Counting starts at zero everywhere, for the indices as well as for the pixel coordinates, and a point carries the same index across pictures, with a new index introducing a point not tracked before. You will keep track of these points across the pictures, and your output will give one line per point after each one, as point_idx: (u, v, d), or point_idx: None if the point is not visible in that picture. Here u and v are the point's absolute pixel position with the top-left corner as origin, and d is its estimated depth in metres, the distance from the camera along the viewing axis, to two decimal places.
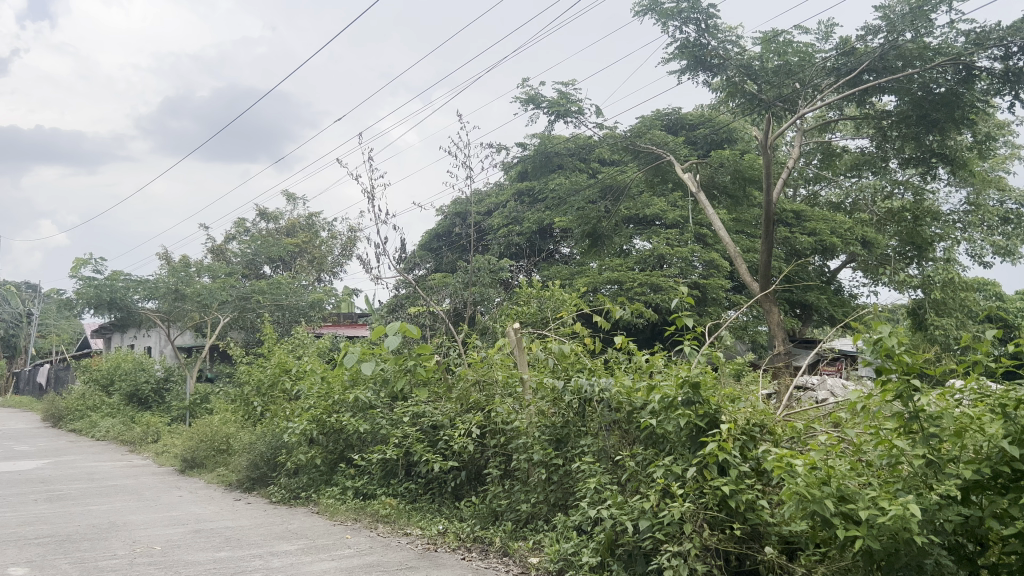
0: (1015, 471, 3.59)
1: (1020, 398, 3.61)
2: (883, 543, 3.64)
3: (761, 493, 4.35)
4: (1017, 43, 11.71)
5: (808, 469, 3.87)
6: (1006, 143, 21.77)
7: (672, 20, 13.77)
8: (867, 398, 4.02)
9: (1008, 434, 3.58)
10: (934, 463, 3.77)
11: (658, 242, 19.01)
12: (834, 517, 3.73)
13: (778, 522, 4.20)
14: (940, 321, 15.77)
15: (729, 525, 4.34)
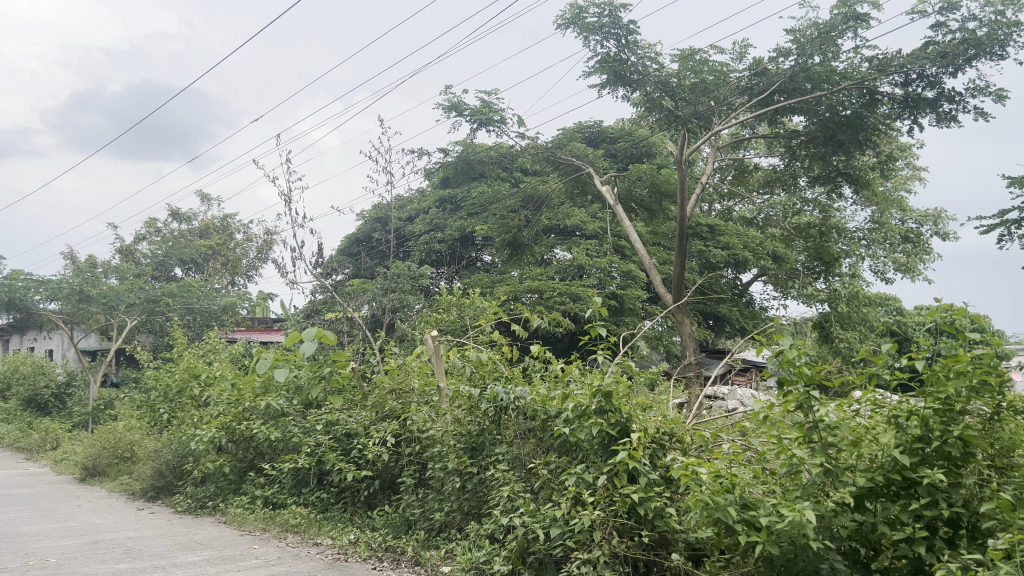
0: (906, 479, 3.80)
1: (910, 409, 3.82)
2: (782, 548, 3.77)
3: (669, 500, 4.44)
4: (915, 71, 12.46)
5: (712, 477, 3.98)
6: (908, 165, 22.84)
7: (594, 34, 13.98)
8: (770, 408, 4.15)
9: (900, 443, 3.79)
10: (831, 472, 3.93)
11: (578, 252, 19.31)
12: (736, 524, 3.85)
13: (685, 530, 4.30)
14: (845, 335, 16.39)
15: (637, 532, 4.41)
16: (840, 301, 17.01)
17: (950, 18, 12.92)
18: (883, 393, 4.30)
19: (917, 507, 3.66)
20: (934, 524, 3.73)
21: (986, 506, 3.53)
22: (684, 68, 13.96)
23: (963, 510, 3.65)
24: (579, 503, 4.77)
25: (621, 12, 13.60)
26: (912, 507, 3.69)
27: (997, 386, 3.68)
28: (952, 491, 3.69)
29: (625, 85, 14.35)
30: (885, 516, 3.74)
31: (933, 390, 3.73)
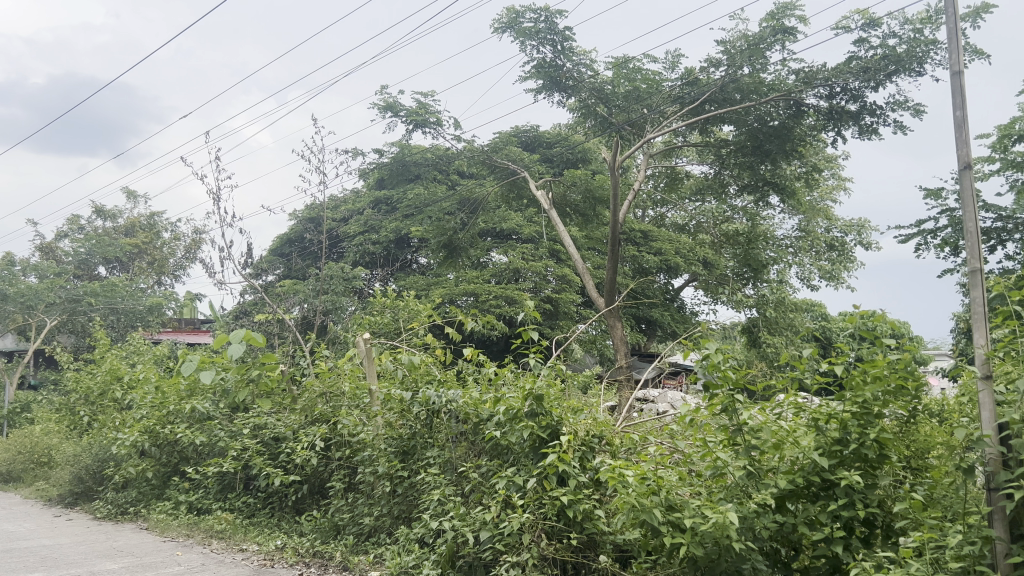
0: (824, 480, 3.91)
1: (829, 412, 3.93)
2: (707, 548, 3.83)
3: (597, 503, 4.48)
4: (840, 85, 12.89)
5: (639, 479, 4.03)
6: (834, 175, 23.56)
7: (530, 39, 14.05)
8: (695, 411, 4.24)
9: (820, 446, 3.90)
10: (754, 474, 4.03)
11: (514, 256, 19.40)
12: (662, 525, 3.90)
13: (613, 531, 4.35)
14: (772, 340, 16.80)
15: (566, 534, 4.45)
16: (768, 307, 17.41)
17: (872, 35, 13.41)
18: (803, 396, 4.43)
19: (835, 507, 3.78)
20: (851, 524, 3.86)
21: (899, 505, 3.67)
22: (618, 76, 14.14)
23: (877, 511, 3.78)
24: (509, 506, 4.78)
25: (557, 19, 13.68)
26: (830, 507, 3.80)
27: (913, 390, 3.81)
28: (868, 491, 3.81)
29: (560, 91, 14.49)
30: (804, 517, 3.85)
31: (851, 394, 3.85)
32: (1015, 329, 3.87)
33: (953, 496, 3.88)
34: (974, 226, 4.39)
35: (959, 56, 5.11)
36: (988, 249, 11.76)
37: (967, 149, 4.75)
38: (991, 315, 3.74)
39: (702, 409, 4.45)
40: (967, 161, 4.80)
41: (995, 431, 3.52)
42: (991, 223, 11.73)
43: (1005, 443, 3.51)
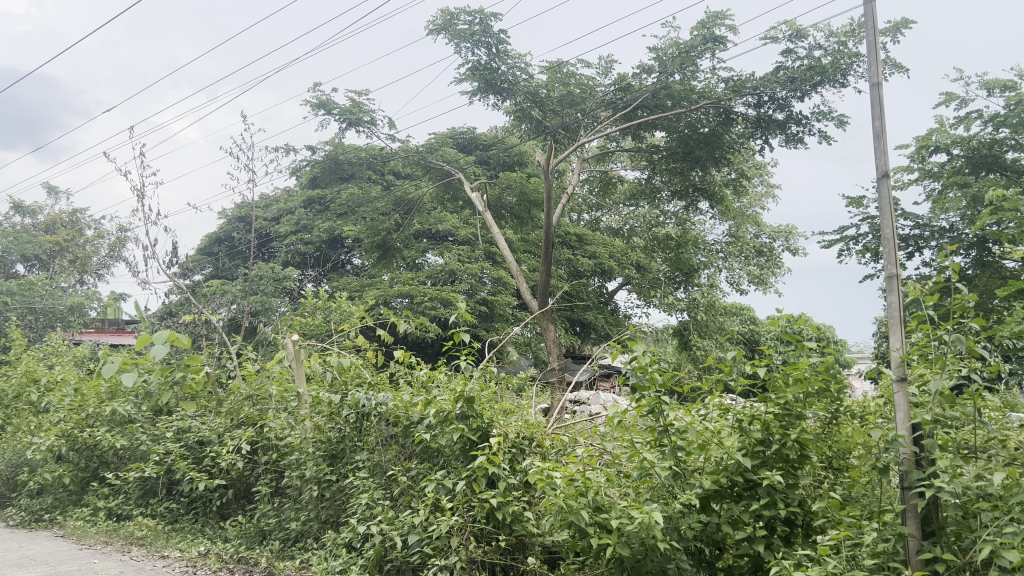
0: (748, 480, 3.98)
1: (753, 414, 4.01)
2: (633, 549, 3.87)
3: (527, 504, 4.48)
4: (767, 94, 13.21)
5: (567, 481, 4.05)
6: (763, 182, 24.10)
7: (465, 41, 14.01)
8: (623, 412, 4.27)
9: (743, 447, 3.98)
10: (680, 474, 4.08)
11: (450, 258, 19.37)
12: (589, 526, 3.92)
13: (542, 533, 4.35)
14: (703, 342, 17.02)
15: (495, 537, 4.44)
16: (698, 310, 17.44)
17: (798, 46, 13.78)
18: (729, 397, 4.51)
19: (758, 507, 3.85)
20: (774, 523, 3.93)
21: (818, 505, 3.75)
22: (552, 80, 14.19)
23: (799, 510, 3.86)
24: (438, 509, 4.74)
25: (492, 21, 13.62)
26: (753, 507, 3.87)
27: (835, 393, 3.91)
28: (789, 491, 3.89)
29: (496, 93, 14.47)
30: (727, 517, 3.92)
31: (774, 396, 3.93)
32: (929, 332, 4.01)
33: (870, 495, 3.99)
34: (891, 234, 4.53)
35: (878, 68, 5.27)
36: (907, 255, 12.16)
37: (885, 159, 4.90)
38: (906, 319, 3.86)
39: (630, 411, 4.49)
40: (885, 169, 4.96)
41: (909, 431, 3.65)
42: (909, 231, 12.15)
43: (918, 443, 3.64)
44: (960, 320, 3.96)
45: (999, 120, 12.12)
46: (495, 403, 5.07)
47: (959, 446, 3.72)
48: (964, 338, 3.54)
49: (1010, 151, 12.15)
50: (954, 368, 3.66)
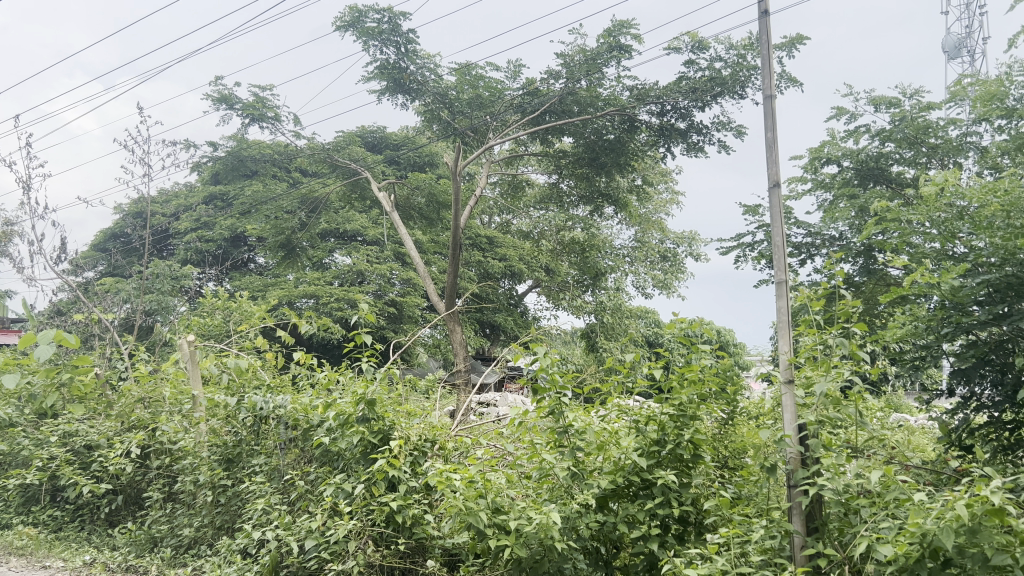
0: (643, 480, 4.07)
1: (649, 414, 4.10)
2: (531, 550, 3.89)
3: (427, 507, 4.45)
4: (670, 103, 13.52)
5: (467, 483, 4.03)
6: (668, 189, 24.65)
7: (372, 39, 13.82)
8: (524, 413, 4.28)
9: (638, 446, 4.05)
10: (578, 475, 4.13)
11: (358, 258, 19.17)
12: (488, 528, 3.91)
13: (442, 536, 4.33)
14: (609, 344, 17.27)
15: (394, 540, 4.40)
16: (605, 313, 17.63)
17: (700, 57, 14.16)
18: (628, 398, 4.60)
19: (652, 506, 3.93)
20: (667, 522, 4.02)
21: (709, 503, 3.85)
22: (460, 82, 14.15)
23: (690, 509, 3.97)
24: (336, 514, 4.66)
25: (400, 21, 13.51)
26: (647, 505, 3.96)
27: (729, 395, 4.03)
28: (682, 490, 4.00)
29: (404, 93, 14.37)
30: (623, 516, 3.99)
31: (669, 397, 4.02)
32: (814, 337, 4.18)
33: (759, 493, 4.14)
34: (781, 240, 4.71)
35: (771, 81, 5.47)
36: (799, 262, 12.68)
37: (776, 169, 5.09)
38: (794, 324, 4.01)
39: (531, 412, 4.52)
40: (776, 179, 5.15)
41: (795, 431, 3.79)
42: (801, 238, 12.67)
43: (804, 443, 3.79)
44: (843, 324, 4.14)
45: (884, 134, 12.70)
46: (397, 405, 5.03)
47: (841, 445, 3.89)
48: (845, 342, 3.70)
49: (895, 164, 12.76)
50: (836, 370, 3.83)
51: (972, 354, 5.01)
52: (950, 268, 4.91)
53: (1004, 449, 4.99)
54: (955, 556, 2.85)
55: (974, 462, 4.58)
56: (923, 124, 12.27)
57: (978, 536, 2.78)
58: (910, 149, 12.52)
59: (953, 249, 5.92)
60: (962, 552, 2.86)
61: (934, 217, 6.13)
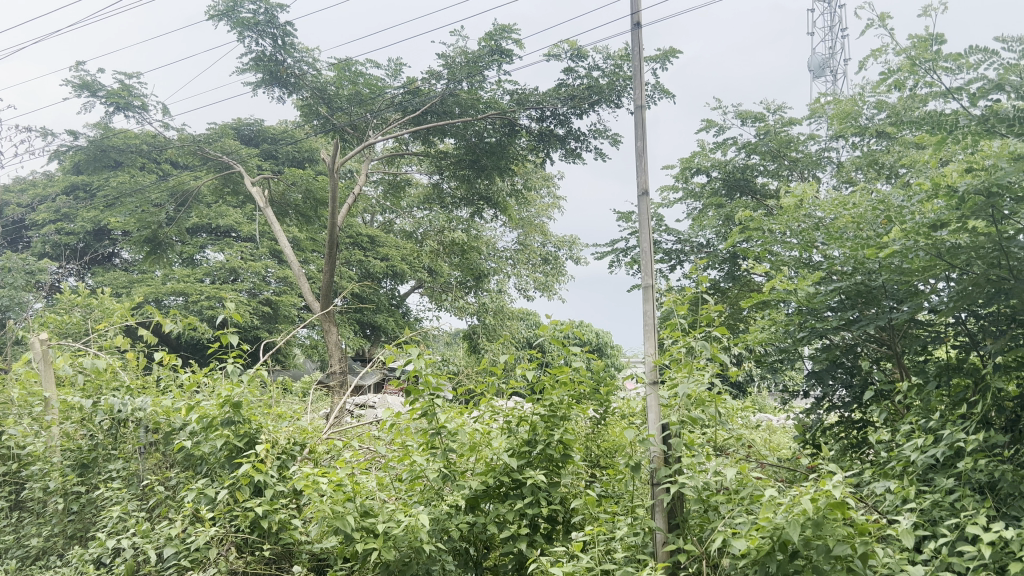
0: (514, 480, 4.10)
1: (521, 415, 4.15)
2: (400, 552, 3.85)
3: (294, 512, 4.34)
4: (549, 109, 13.72)
5: (334, 486, 3.94)
6: (550, 193, 24.96)
7: (248, 30, 13.30)
8: (396, 415, 4.23)
9: (510, 448, 4.08)
10: (449, 476, 4.11)
11: (231, 254, 18.54)
12: (355, 531, 3.83)
13: (309, 541, 4.24)
14: (491, 345, 17.31)
15: (258, 546, 4.27)
16: (488, 314, 17.62)
17: (578, 65, 14.43)
18: (501, 399, 4.63)
19: (522, 506, 3.98)
20: (536, 521, 4.06)
21: (576, 502, 3.91)
22: (339, 78, 13.88)
23: (558, 508, 4.04)
24: (197, 520, 4.46)
25: (277, 12, 13.06)
26: (516, 505, 4.00)
27: (598, 396, 4.16)
28: (551, 489, 4.06)
29: (281, 86, 13.97)
30: (493, 516, 4.00)
31: (540, 398, 4.08)
32: (677, 340, 4.31)
33: (624, 491, 4.27)
34: (649, 245, 4.85)
35: (642, 92, 5.62)
36: (670, 267, 13.14)
37: (645, 178, 5.24)
38: (659, 328, 4.15)
39: (403, 415, 4.49)
40: (645, 188, 5.30)
41: (659, 431, 3.94)
42: (671, 245, 13.10)
43: (666, 442, 3.95)
44: (705, 328, 4.29)
45: (750, 147, 13.24)
46: (264, 407, 4.90)
47: (702, 443, 4.04)
48: (706, 345, 3.83)
49: (760, 176, 13.36)
50: (698, 372, 3.95)
51: (825, 357, 5.28)
52: (805, 276, 5.14)
53: (852, 445, 5.24)
54: (801, 549, 2.99)
55: (824, 459, 4.83)
56: (786, 138, 12.87)
57: (821, 528, 2.93)
58: (773, 161, 13.13)
59: (810, 257, 6.22)
60: (807, 544, 2.99)
61: (792, 227, 6.41)
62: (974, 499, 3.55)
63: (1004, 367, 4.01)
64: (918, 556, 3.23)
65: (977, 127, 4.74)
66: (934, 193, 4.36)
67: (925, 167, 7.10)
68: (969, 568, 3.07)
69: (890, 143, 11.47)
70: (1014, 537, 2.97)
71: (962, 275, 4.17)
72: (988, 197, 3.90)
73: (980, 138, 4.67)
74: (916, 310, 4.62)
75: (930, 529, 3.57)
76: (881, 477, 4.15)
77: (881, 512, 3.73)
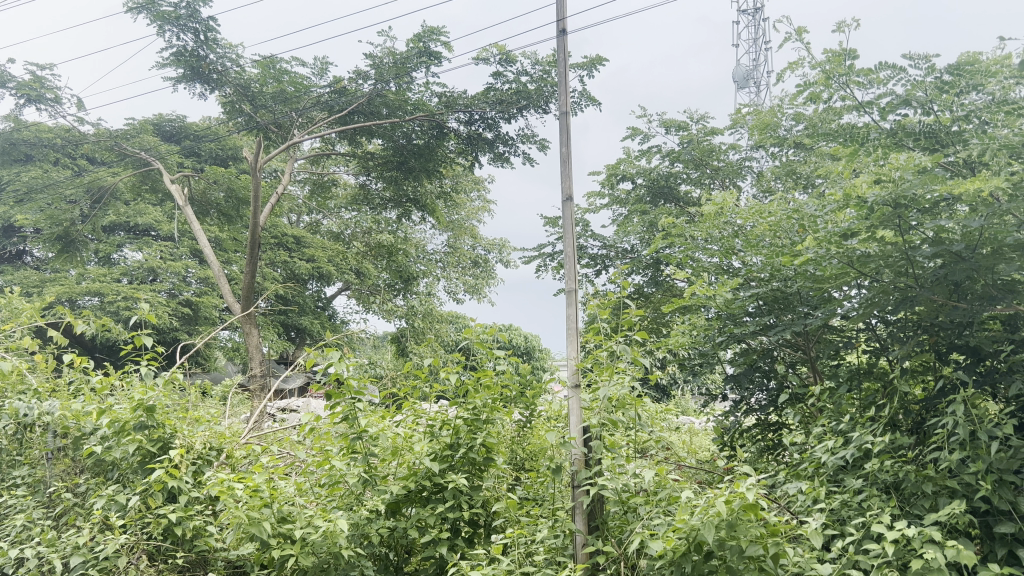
0: (435, 485, 4.07)
1: (444, 419, 4.12)
2: (318, 558, 3.78)
3: (209, 518, 4.22)
4: (477, 112, 13.74)
5: (251, 492, 3.84)
6: (480, 197, 24.97)
7: (168, 24, 12.80)
8: (317, 420, 4.16)
9: (432, 451, 4.05)
10: (369, 481, 4.06)
11: (150, 254, 18.00)
12: (271, 538, 3.73)
13: (225, 548, 4.12)
14: (419, 348, 17.21)
15: (172, 554, 4.14)
16: (416, 317, 17.53)
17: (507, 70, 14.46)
18: (425, 403, 4.60)
19: (444, 510, 3.95)
20: (458, 525, 4.04)
21: (498, 505, 3.90)
22: (264, 75, 13.61)
23: (479, 511, 4.03)
24: (107, 527, 4.28)
25: (199, 7, 12.62)
26: (436, 509, 3.96)
27: (520, 400, 4.18)
28: (473, 492, 4.05)
29: (203, 82, 13.58)
30: (414, 520, 3.96)
31: (463, 401, 4.07)
32: (599, 343, 4.36)
33: (545, 494, 4.29)
34: (573, 249, 4.88)
35: (567, 99, 5.68)
36: (594, 272, 13.32)
37: (569, 184, 5.29)
38: (581, 332, 4.19)
39: (325, 420, 4.41)
40: (570, 194, 5.35)
41: (579, 434, 4.00)
42: (597, 250, 13.27)
43: (587, 444, 4.00)
44: (627, 333, 4.35)
45: (674, 155, 13.46)
46: (180, 412, 4.76)
47: (624, 446, 4.09)
48: (626, 348, 3.87)
49: (683, 183, 13.62)
50: (619, 376, 4.01)
51: (744, 361, 5.38)
52: (725, 282, 5.26)
53: (769, 447, 5.37)
54: (716, 549, 3.04)
55: (742, 461, 4.93)
56: (708, 148, 13.14)
57: (735, 529, 2.99)
58: (695, 170, 13.44)
59: (731, 264, 6.35)
60: (722, 544, 3.05)
61: (713, 234, 6.54)
62: (880, 499, 3.66)
63: (910, 372, 4.17)
64: (827, 554, 3.32)
65: (887, 140, 4.95)
66: (847, 204, 4.49)
67: (839, 178, 7.35)
68: (874, 565, 3.17)
69: (806, 154, 11.83)
70: (916, 535, 3.07)
71: (872, 282, 4.33)
72: (895, 209, 3.96)
73: (890, 150, 4.94)
74: (829, 316, 4.76)
75: (840, 528, 3.67)
76: (794, 478, 4.27)
77: (794, 512, 3.83)
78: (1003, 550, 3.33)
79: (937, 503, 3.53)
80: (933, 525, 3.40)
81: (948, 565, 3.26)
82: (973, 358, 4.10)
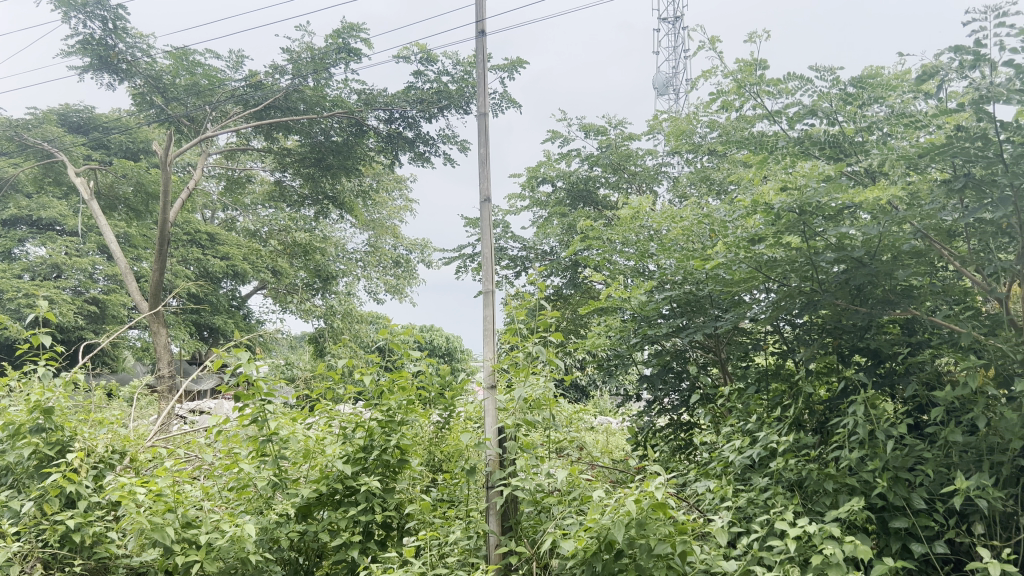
0: (348, 487, 3.99)
1: (357, 420, 4.05)
2: (225, 564, 3.67)
3: (111, 524, 4.05)
4: (397, 110, 13.65)
5: (154, 497, 3.71)
6: (402, 196, 24.79)
7: (74, 12, 12.22)
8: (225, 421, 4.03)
9: (345, 454, 3.98)
10: (279, 484, 3.96)
11: (54, 249, 17.25)
12: (175, 544, 3.62)
13: (127, 555, 3.96)
14: (336, 349, 16.96)
15: (70, 562, 3.95)
16: (334, 317, 17.27)
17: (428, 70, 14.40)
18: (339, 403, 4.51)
19: (356, 513, 3.88)
20: (370, 528, 3.98)
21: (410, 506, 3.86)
22: (176, 67, 13.18)
23: (392, 514, 3.98)
24: None
25: None
26: (348, 513, 3.89)
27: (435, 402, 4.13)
28: (386, 495, 3.99)
29: (111, 73, 13.00)
30: (326, 524, 3.88)
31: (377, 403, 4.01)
32: (515, 344, 4.36)
33: (460, 496, 4.26)
34: (491, 250, 4.87)
35: (486, 100, 5.67)
36: (514, 273, 13.32)
37: (487, 185, 5.29)
38: (497, 334, 4.18)
39: (234, 421, 4.28)
40: (488, 195, 5.34)
41: (495, 434, 3.98)
42: (517, 251, 13.31)
43: (502, 445, 3.99)
44: (542, 334, 4.36)
45: (593, 159, 13.59)
46: (81, 414, 4.56)
47: (538, 447, 4.10)
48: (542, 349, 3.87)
49: (602, 187, 13.77)
50: (534, 377, 4.02)
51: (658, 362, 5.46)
52: (639, 284, 5.33)
53: (681, 446, 5.46)
54: (626, 548, 3.07)
55: (655, 460, 5.00)
56: (626, 153, 13.19)
57: (644, 528, 3.03)
58: (614, 173, 13.52)
59: (645, 267, 6.44)
60: (632, 543, 3.08)
61: (629, 237, 6.63)
62: (785, 496, 3.76)
63: (814, 373, 4.30)
64: (733, 551, 3.39)
65: (794, 149, 5.10)
66: (755, 210, 4.60)
67: (749, 184, 7.54)
68: (777, 561, 3.25)
69: (720, 161, 12.10)
70: (816, 531, 3.16)
71: (780, 286, 4.45)
72: (800, 215, 4.07)
73: (797, 159, 5.07)
74: (739, 318, 4.88)
75: (747, 525, 3.75)
76: (704, 477, 4.34)
77: (702, 510, 3.90)
78: (897, 543, 3.47)
79: (838, 500, 3.63)
80: (833, 522, 3.50)
81: (847, 560, 3.37)
82: (873, 359, 4.24)
